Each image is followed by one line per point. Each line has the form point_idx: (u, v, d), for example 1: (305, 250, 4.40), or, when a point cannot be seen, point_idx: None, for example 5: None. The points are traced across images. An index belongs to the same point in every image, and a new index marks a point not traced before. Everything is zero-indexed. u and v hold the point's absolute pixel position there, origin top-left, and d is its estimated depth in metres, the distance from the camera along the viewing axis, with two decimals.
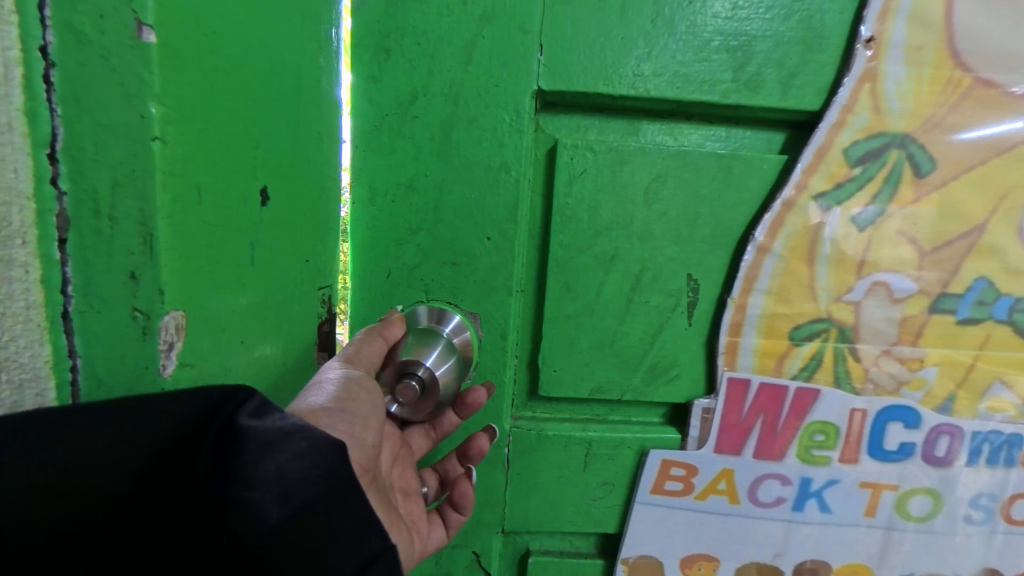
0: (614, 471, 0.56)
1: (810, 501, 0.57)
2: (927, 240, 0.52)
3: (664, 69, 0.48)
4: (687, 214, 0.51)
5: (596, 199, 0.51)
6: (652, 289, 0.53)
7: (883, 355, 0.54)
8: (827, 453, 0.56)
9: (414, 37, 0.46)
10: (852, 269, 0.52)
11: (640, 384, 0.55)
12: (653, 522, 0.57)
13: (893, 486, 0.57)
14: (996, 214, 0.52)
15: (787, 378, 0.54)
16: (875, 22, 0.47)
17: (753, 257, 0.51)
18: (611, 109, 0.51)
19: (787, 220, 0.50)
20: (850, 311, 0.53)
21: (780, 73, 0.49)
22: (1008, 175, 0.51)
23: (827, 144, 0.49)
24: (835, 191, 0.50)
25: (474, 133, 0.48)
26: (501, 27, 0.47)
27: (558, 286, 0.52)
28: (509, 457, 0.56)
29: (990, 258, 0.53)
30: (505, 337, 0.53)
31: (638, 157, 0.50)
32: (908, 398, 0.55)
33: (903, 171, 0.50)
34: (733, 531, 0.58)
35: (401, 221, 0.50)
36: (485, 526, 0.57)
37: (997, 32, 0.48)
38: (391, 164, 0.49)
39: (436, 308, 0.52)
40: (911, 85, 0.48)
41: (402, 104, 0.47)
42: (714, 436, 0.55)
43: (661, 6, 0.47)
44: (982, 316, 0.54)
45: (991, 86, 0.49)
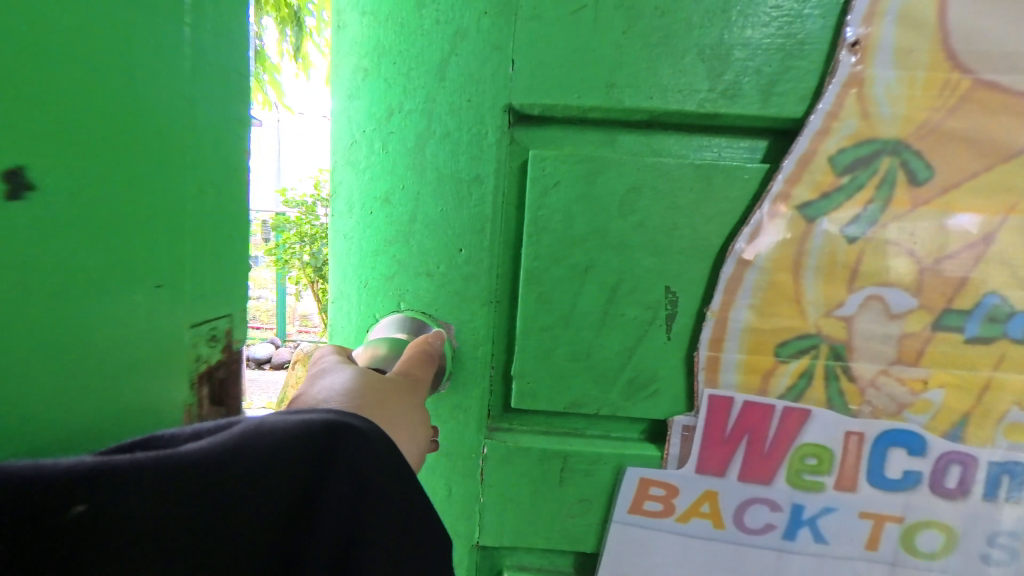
0: (592, 488, 0.55)
1: (802, 529, 0.53)
2: (927, 253, 0.48)
3: (638, 80, 0.48)
4: (665, 224, 0.50)
5: (570, 210, 0.50)
6: (629, 301, 0.52)
7: (882, 375, 0.50)
8: (820, 479, 0.52)
9: (393, 59, 0.48)
10: (843, 282, 0.49)
11: (618, 399, 0.53)
12: (633, 543, 0.55)
13: (898, 518, 0.53)
14: (1005, 225, 0.48)
15: (775, 397, 0.51)
16: (861, 26, 0.45)
17: (733, 269, 0.49)
18: (587, 121, 0.51)
19: (770, 230, 0.48)
20: (842, 327, 0.49)
21: (760, 81, 0.47)
22: (1016, 183, 0.48)
23: (811, 152, 0.47)
24: (822, 201, 0.48)
25: (449, 147, 0.50)
26: (475, 45, 0.48)
27: (533, 297, 0.52)
28: (485, 470, 0.55)
29: (1000, 273, 0.49)
30: (478, 347, 0.53)
31: (612, 168, 0.50)
32: (911, 422, 0.51)
33: (897, 178, 0.47)
34: (718, 557, 0.54)
35: (378, 232, 0.51)
36: (459, 539, 0.57)
37: (997, 33, 0.45)
38: (368, 178, 0.51)
39: (414, 318, 0.52)
40: (902, 89, 0.46)
41: (378, 120, 0.49)
42: (696, 455, 0.52)
43: (634, 18, 0.47)
44: (993, 334, 0.50)
45: (994, 88, 0.46)
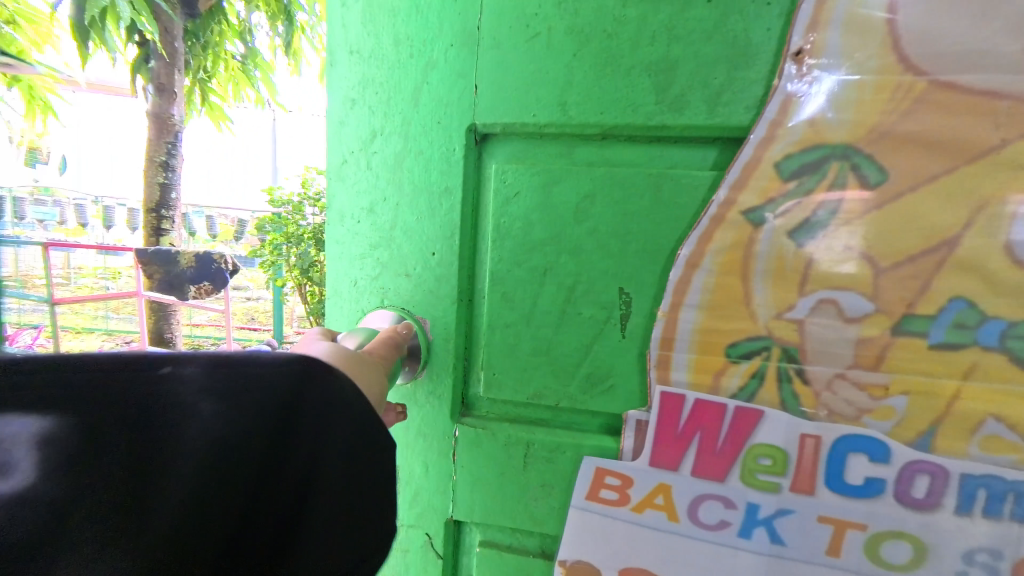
0: (553, 474, 0.59)
1: (758, 529, 0.53)
2: (884, 257, 0.48)
3: (589, 97, 0.52)
4: (617, 230, 0.54)
5: (529, 217, 0.55)
6: (585, 301, 0.56)
7: (839, 379, 0.50)
8: (774, 479, 0.53)
9: (376, 90, 0.56)
10: (793, 286, 0.50)
11: (576, 392, 0.57)
12: (591, 530, 0.57)
13: (861, 526, 0.52)
14: (971, 229, 0.47)
15: (727, 396, 0.52)
16: (805, 35, 0.47)
17: (682, 272, 0.52)
18: (546, 136, 0.55)
19: (716, 235, 0.51)
20: (793, 330, 0.50)
21: (706, 92, 0.50)
22: (983, 184, 0.46)
23: (756, 159, 0.49)
24: (769, 206, 0.50)
25: (422, 163, 0.57)
26: (445, 74, 0.55)
27: (497, 296, 0.58)
28: (456, 451, 0.61)
29: (968, 277, 0.47)
30: (450, 340, 0.59)
31: (567, 178, 0.54)
32: (872, 428, 0.51)
33: (847, 183, 0.48)
34: (674, 552, 0.55)
35: (365, 238, 0.60)
36: (435, 511, 0.63)
37: (953, 32, 0.45)
38: (356, 191, 0.59)
39: (392, 312, 0.60)
40: (851, 95, 0.47)
41: (364, 142, 0.58)
42: (650, 449, 0.55)
43: (585, 42, 0.51)
44: (963, 341, 0.48)
45: (953, 88, 0.45)
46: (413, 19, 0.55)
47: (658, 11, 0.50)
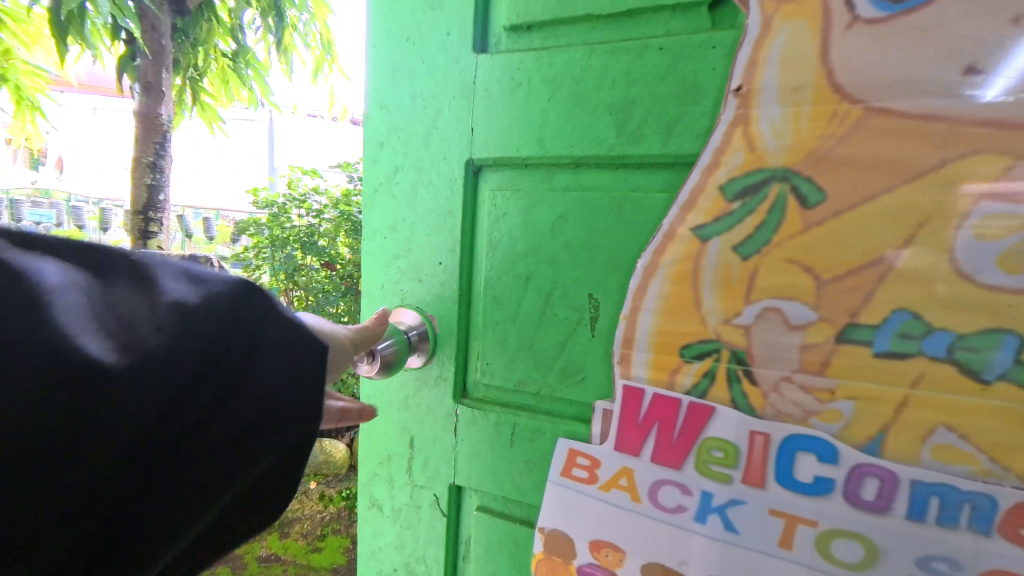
0: (536, 452, 0.68)
1: (711, 515, 0.57)
2: (825, 268, 0.53)
3: (560, 130, 0.61)
4: (586, 244, 0.61)
5: (512, 231, 0.65)
6: (561, 303, 0.63)
7: (785, 382, 0.55)
8: (726, 471, 0.56)
9: (402, 135, 0.72)
10: (740, 294, 0.55)
11: (554, 382, 0.65)
12: (564, 503, 0.64)
13: (812, 522, 0.53)
14: (910, 244, 0.50)
15: (681, 393, 0.58)
16: (744, 74, 0.54)
17: (640, 281, 0.59)
18: (531, 163, 0.64)
19: (670, 247, 0.57)
20: (740, 335, 0.56)
21: (660, 124, 0.57)
22: (924, 200, 0.49)
23: (703, 182, 0.56)
24: (714, 224, 0.56)
25: (433, 191, 0.70)
26: (451, 118, 0.68)
27: (490, 300, 0.68)
28: (457, 427, 0.73)
29: (914, 288, 0.50)
30: (451, 334, 0.71)
31: (544, 198, 0.63)
32: (819, 430, 0.54)
33: (787, 203, 0.53)
34: (636, 528, 0.60)
35: (390, 250, 0.74)
36: (440, 477, 0.75)
37: (886, 64, 0.49)
38: (384, 213, 0.74)
39: (405, 308, 0.73)
40: (787, 123, 0.53)
41: (390, 174, 0.73)
42: (613, 435, 0.61)
43: (561, 86, 0.61)
44: (910, 351, 0.50)
45: (888, 113, 0.50)
46: (428, 77, 0.69)
47: (619, 58, 0.59)
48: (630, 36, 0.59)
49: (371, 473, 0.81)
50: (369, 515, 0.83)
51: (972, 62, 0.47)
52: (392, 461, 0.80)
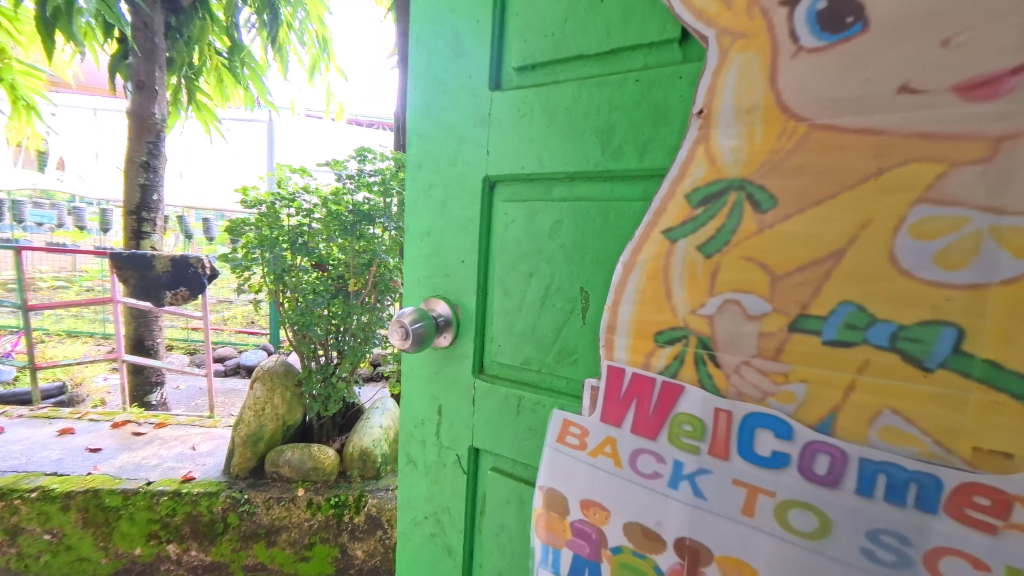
0: (537, 422, 0.86)
1: (682, 482, 0.67)
2: (778, 266, 0.62)
3: (559, 153, 0.81)
4: (579, 244, 0.80)
5: (521, 237, 0.87)
6: (559, 296, 0.82)
7: (745, 366, 0.64)
8: (695, 444, 0.66)
9: (436, 158, 0.95)
10: (704, 289, 0.67)
11: (552, 361, 0.84)
12: (560, 466, 0.78)
13: (770, 492, 0.62)
14: (854, 243, 0.58)
15: (656, 372, 0.70)
16: (704, 100, 0.67)
17: (621, 272, 0.73)
18: (533, 179, 0.85)
19: (645, 247, 0.71)
20: (704, 322, 0.67)
21: (636, 145, 0.75)
22: (865, 205, 0.58)
23: (672, 191, 0.69)
24: (682, 227, 0.68)
25: (460, 201, 0.93)
26: (473, 146, 0.91)
27: (501, 288, 0.89)
28: (476, 398, 0.94)
29: (857, 284, 0.58)
30: (476, 322, 0.93)
31: (546, 209, 0.84)
32: (776, 409, 0.63)
33: (743, 209, 0.64)
34: (619, 490, 0.72)
35: (428, 248, 0.97)
36: (462, 440, 0.96)
37: (826, 85, 0.59)
38: (424, 219, 0.97)
39: (436, 298, 0.95)
40: (742, 140, 0.64)
41: (429, 189, 0.97)
42: (599, 407, 0.74)
43: (555, 116, 0.82)
44: (854, 339, 0.58)
45: (829, 129, 0.59)
46: (456, 114, 0.92)
47: (601, 91, 0.77)
48: (609, 71, 0.77)
49: (410, 434, 1.04)
50: (405, 468, 1.06)
51: (906, 82, 0.55)
52: (428, 423, 1.01)
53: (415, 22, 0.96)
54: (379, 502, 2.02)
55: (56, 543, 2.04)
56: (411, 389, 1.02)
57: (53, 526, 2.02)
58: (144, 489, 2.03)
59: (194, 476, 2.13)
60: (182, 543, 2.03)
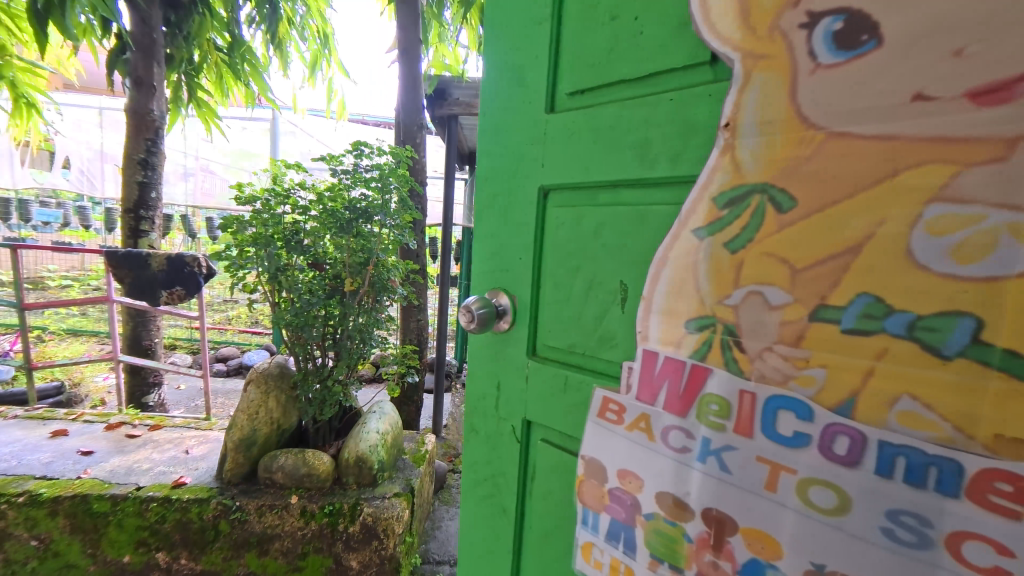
0: (581, 398, 0.94)
1: (709, 457, 0.72)
2: (798, 261, 0.65)
3: (604, 165, 0.88)
4: (618, 243, 0.86)
5: (569, 236, 0.95)
6: (602, 289, 0.89)
7: (767, 351, 0.67)
8: (721, 421, 0.71)
9: (499, 172, 1.08)
10: (729, 282, 0.71)
11: (594, 345, 0.91)
12: (600, 439, 0.87)
13: (792, 469, 0.65)
14: (873, 237, 0.59)
15: (686, 357, 0.75)
16: (730, 116, 0.71)
17: (655, 269, 0.79)
18: (580, 186, 0.93)
19: (675, 246, 0.77)
20: (729, 312, 0.71)
21: (671, 156, 0.79)
22: (882, 202, 0.58)
23: (699, 195, 0.74)
24: (710, 225, 0.73)
25: (518, 206, 1.04)
26: (530, 162, 1.01)
27: (552, 286, 0.98)
28: (529, 376, 1.03)
29: (872, 279, 0.59)
30: (530, 311, 1.03)
31: (591, 212, 0.91)
32: (797, 392, 0.65)
33: (765, 209, 0.68)
34: (651, 462, 0.80)
35: (492, 249, 1.10)
36: (517, 413, 1.07)
37: (840, 99, 0.61)
38: (489, 223, 1.10)
39: (499, 291, 1.08)
40: (764, 150, 0.67)
41: (494, 198, 1.09)
42: (634, 386, 0.82)
43: (600, 133, 0.89)
44: (872, 329, 0.60)
45: (845, 136, 0.61)
46: (517, 134, 1.03)
47: (640, 107, 0.82)
48: (647, 91, 0.82)
49: (473, 406, 1.17)
50: (470, 436, 1.19)
51: (919, 91, 0.56)
52: (490, 398, 1.13)
53: (490, 55, 1.10)
54: (376, 511, 2.02)
55: (43, 549, 1.99)
56: (477, 368, 1.16)
57: (38, 532, 1.97)
58: (133, 495, 2.00)
59: (185, 481, 2.11)
60: (171, 551, 2.00)
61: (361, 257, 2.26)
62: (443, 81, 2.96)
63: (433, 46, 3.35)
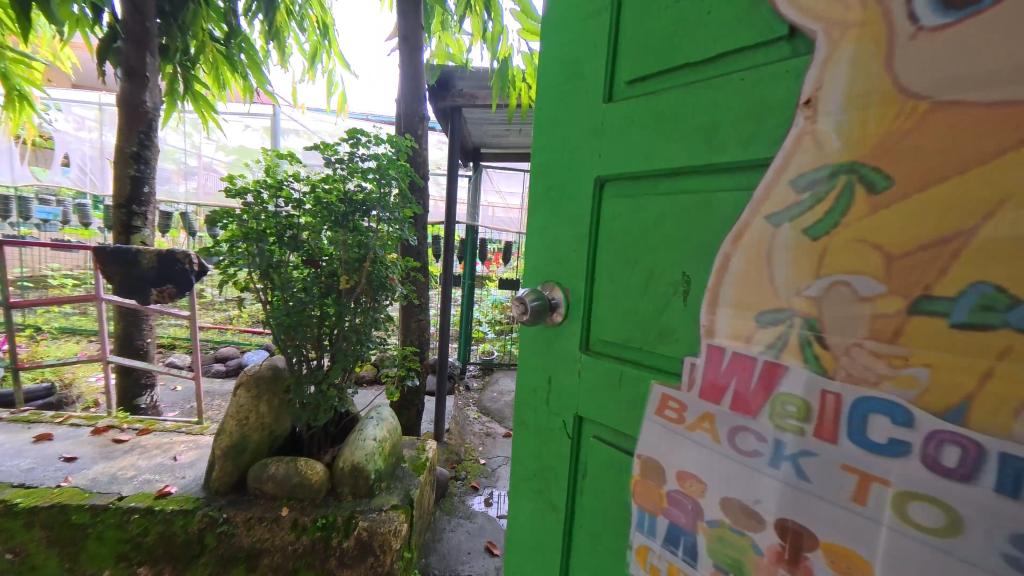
0: (637, 395, 0.83)
1: (783, 462, 0.62)
2: (895, 245, 0.53)
3: (665, 150, 0.78)
4: (680, 234, 0.75)
5: (624, 222, 0.85)
6: (661, 280, 0.79)
7: (856, 346, 0.56)
8: (798, 424, 0.60)
9: (552, 165, 0.99)
10: (812, 269, 0.60)
11: (652, 339, 0.80)
12: (657, 438, 0.77)
13: (887, 481, 0.53)
14: (993, 217, 0.47)
15: (758, 353, 0.65)
16: (812, 91, 0.60)
17: (721, 260, 0.69)
18: (639, 177, 0.83)
19: (746, 233, 0.67)
20: (812, 304, 0.60)
21: (741, 138, 0.68)
22: (1008, 174, 0.45)
23: (775, 179, 0.63)
24: (789, 210, 0.62)
25: (573, 195, 0.95)
26: (585, 151, 0.92)
27: (607, 278, 0.88)
28: (582, 370, 0.94)
29: (992, 266, 0.47)
30: (583, 306, 0.94)
31: (649, 200, 0.81)
32: (892, 393, 0.53)
33: (853, 193, 0.56)
34: (715, 466, 0.70)
35: (545, 240, 1.02)
36: (568, 407, 0.98)
37: (945, 58, 0.50)
38: (542, 213, 1.02)
39: (552, 284, 1.00)
40: (853, 127, 0.56)
41: (548, 188, 1.01)
42: (697, 383, 0.72)
43: (662, 119, 0.78)
44: (990, 323, 0.47)
45: (955, 107, 0.49)
46: (572, 123, 0.95)
47: (710, 88, 0.71)
48: (718, 70, 0.71)
49: (523, 397, 1.09)
50: (517, 430, 1.11)
51: None
52: (539, 393, 1.04)
53: (546, 42, 1.02)
54: (371, 525, 1.90)
55: (18, 563, 1.86)
56: (527, 361, 1.08)
57: (14, 544, 1.85)
58: (114, 505, 1.90)
59: (170, 491, 1.99)
60: (154, 565, 1.85)
61: (358, 254, 2.12)
62: (445, 71, 2.84)
63: (436, 35, 3.22)
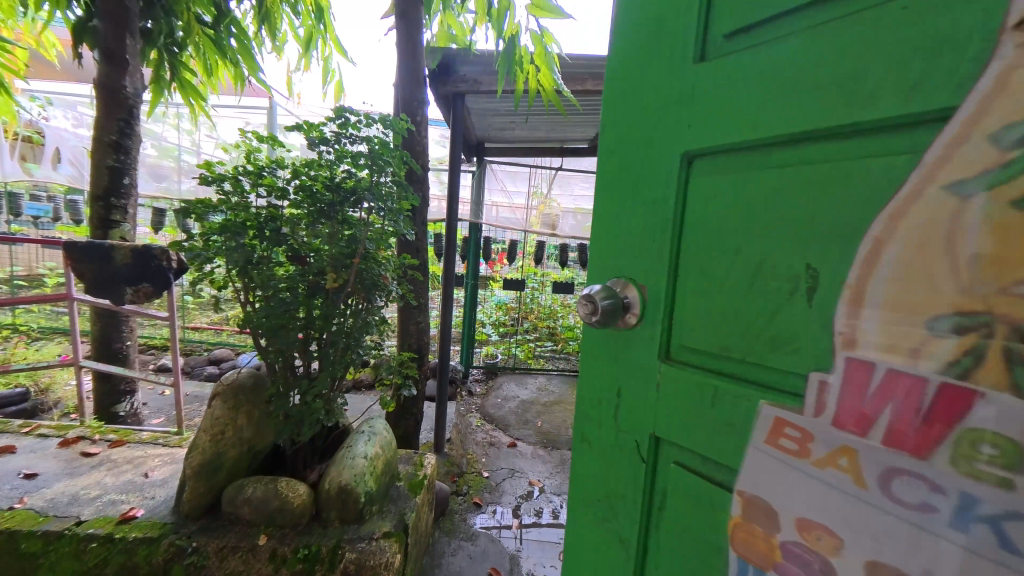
0: (734, 417, 0.67)
1: (973, 525, 0.44)
2: None
3: (785, 109, 0.61)
4: (806, 215, 0.58)
5: (722, 204, 0.69)
6: (775, 275, 0.61)
7: None
8: (1004, 475, 0.42)
9: (625, 138, 0.84)
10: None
11: (762, 349, 0.63)
12: (769, 473, 0.62)
13: None
14: None
15: (929, 371, 0.47)
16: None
17: (870, 248, 0.52)
18: (744, 148, 0.66)
19: (912, 211, 0.49)
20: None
21: (901, 84, 0.50)
22: None
23: (962, 135, 0.46)
24: (982, 176, 0.44)
25: (652, 175, 0.79)
26: (670, 123, 0.76)
27: (696, 272, 0.72)
28: (659, 384, 0.78)
29: None
30: (662, 306, 0.77)
31: (761, 175, 0.63)
32: None
33: None
34: (856, 517, 0.53)
35: (614, 229, 0.85)
36: (642, 426, 0.81)
37: None
38: (609, 196, 0.86)
39: (624, 281, 0.82)
40: None
41: (617, 168, 0.85)
42: (830, 407, 0.56)
43: (776, 71, 0.61)
44: None
45: None
46: (652, 90, 0.79)
47: (856, 23, 0.53)
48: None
49: (583, 411, 0.92)
50: (577, 450, 0.94)
51: None
52: (603, 408, 0.88)
53: None
54: (359, 557, 1.66)
55: None
56: (588, 367, 0.90)
57: None
58: (71, 531, 1.68)
59: (136, 515, 1.77)
60: None
61: (347, 248, 1.89)
62: (448, 53, 2.63)
63: (437, 17, 3.00)
